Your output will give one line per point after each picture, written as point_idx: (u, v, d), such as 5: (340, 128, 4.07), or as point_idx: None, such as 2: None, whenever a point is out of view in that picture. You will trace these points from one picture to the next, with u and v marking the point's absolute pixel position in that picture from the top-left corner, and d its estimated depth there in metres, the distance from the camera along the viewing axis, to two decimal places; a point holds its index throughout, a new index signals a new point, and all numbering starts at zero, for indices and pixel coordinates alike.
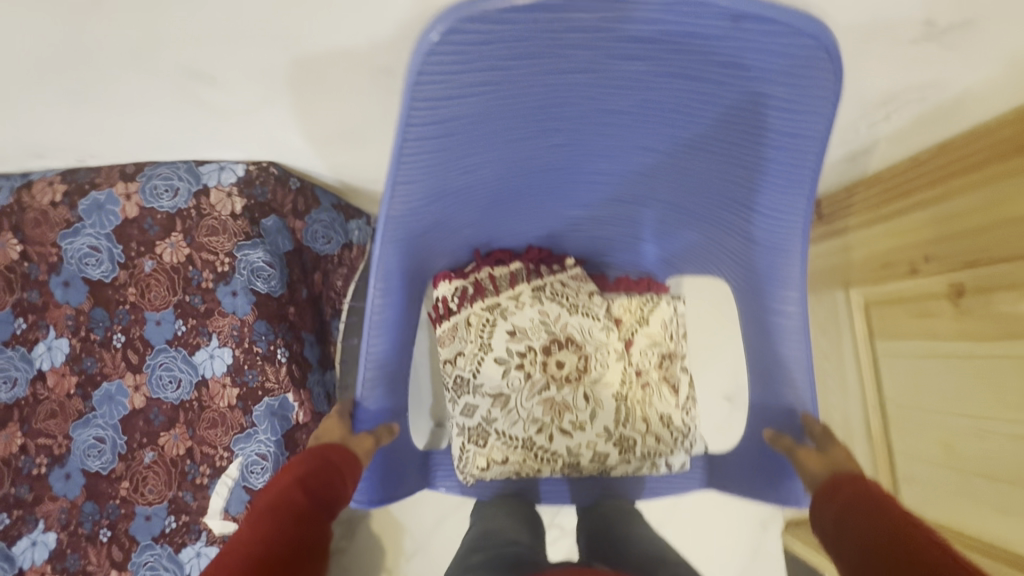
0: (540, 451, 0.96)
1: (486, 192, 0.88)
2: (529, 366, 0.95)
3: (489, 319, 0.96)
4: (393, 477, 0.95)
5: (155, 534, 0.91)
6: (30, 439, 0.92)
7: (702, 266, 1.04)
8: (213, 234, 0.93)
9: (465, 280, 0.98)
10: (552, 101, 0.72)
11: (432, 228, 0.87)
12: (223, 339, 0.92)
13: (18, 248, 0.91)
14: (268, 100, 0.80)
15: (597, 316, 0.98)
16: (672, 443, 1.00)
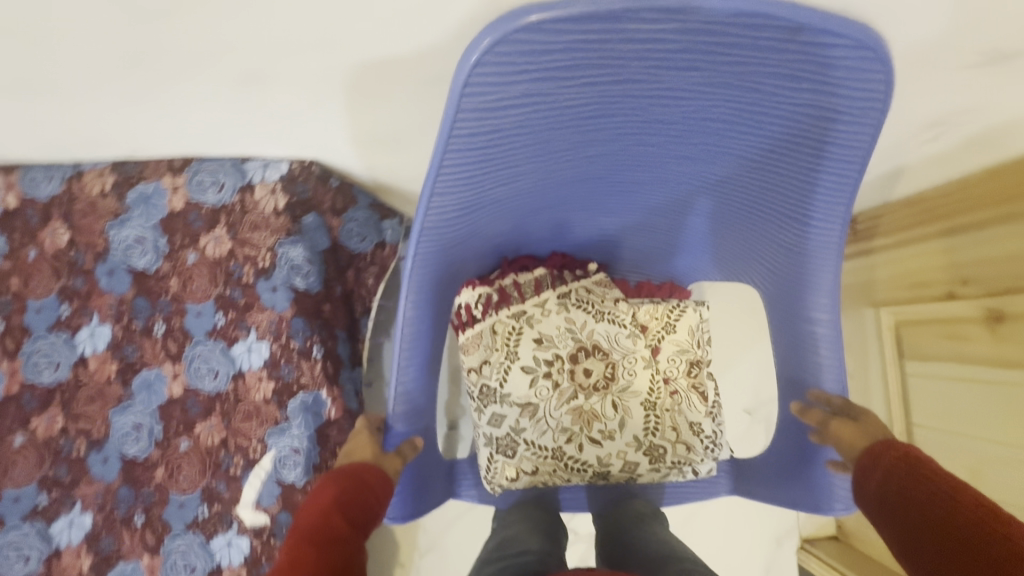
0: (570, 461, 0.96)
1: (520, 203, 0.86)
2: (557, 374, 0.95)
3: (515, 327, 0.96)
4: (422, 487, 0.94)
5: (188, 521, 0.92)
6: (70, 422, 0.94)
7: (728, 272, 1.05)
8: (256, 229, 0.94)
9: (489, 287, 0.97)
10: (598, 113, 0.71)
11: (467, 239, 0.87)
12: (261, 333, 0.94)
13: (67, 235, 0.94)
14: (320, 100, 0.81)
15: (623, 323, 0.99)
16: (703, 452, 1.00)
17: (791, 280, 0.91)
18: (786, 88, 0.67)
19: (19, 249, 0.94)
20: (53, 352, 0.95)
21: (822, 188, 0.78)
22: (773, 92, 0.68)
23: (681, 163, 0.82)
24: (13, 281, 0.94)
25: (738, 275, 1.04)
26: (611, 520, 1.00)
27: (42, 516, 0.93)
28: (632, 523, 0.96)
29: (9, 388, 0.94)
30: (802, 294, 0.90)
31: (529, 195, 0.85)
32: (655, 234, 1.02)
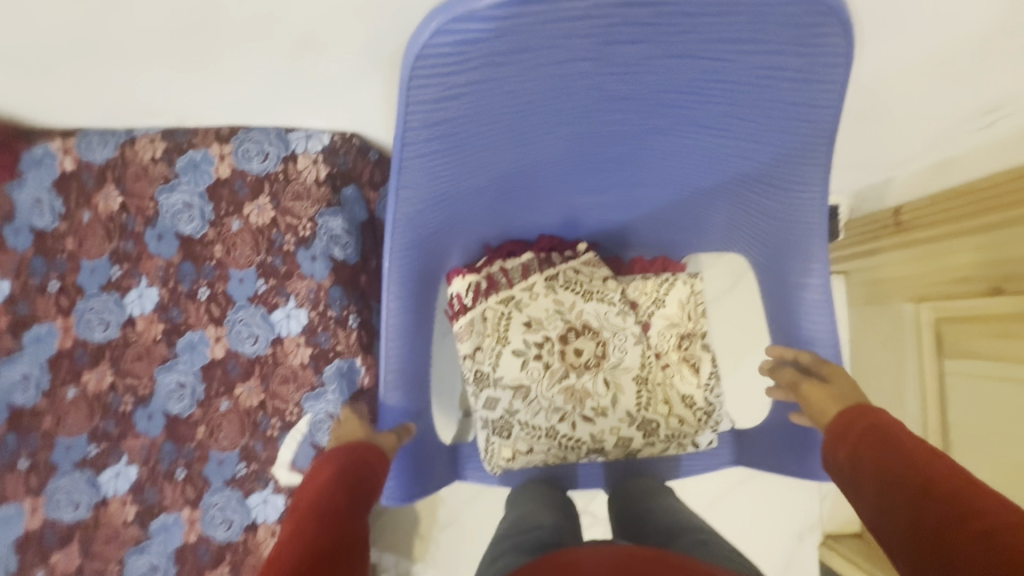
0: (564, 439, 0.97)
1: (495, 191, 0.84)
2: (547, 356, 0.96)
3: (505, 312, 0.96)
4: (422, 471, 0.92)
5: (226, 478, 0.96)
6: (119, 377, 0.99)
7: (714, 244, 1.04)
8: (298, 198, 0.97)
9: (477, 275, 0.97)
10: (564, 91, 0.69)
11: (447, 231, 0.85)
12: (300, 300, 0.96)
13: (119, 199, 0.98)
14: (366, 73, 0.83)
15: (612, 301, 1.00)
16: (697, 423, 1.01)
17: (776, 250, 0.93)
18: (792, 69, 0.68)
19: (75, 212, 0.98)
20: (104, 310, 0.99)
21: (801, 158, 0.80)
22: (794, 71, 0.69)
23: (652, 136, 0.81)
24: (69, 241, 0.99)
25: (725, 246, 1.03)
26: (620, 495, 1.00)
27: (92, 465, 0.97)
28: (643, 496, 0.96)
29: (63, 343, 0.99)
30: (790, 265, 0.92)
31: (506, 181, 0.83)
32: (660, 221, 1.02)
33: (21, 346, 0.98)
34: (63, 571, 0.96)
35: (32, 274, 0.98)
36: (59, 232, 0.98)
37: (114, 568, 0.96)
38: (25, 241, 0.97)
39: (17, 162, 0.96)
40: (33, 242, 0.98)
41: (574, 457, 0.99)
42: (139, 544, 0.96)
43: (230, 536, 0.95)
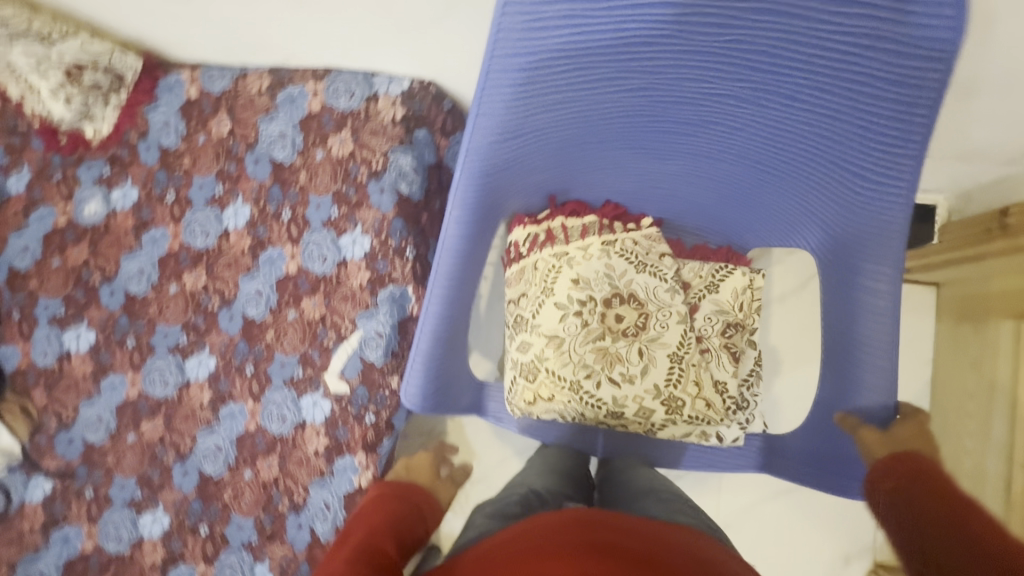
0: (586, 396, 0.96)
1: (560, 143, 0.85)
2: (587, 315, 0.97)
3: (555, 265, 0.99)
4: (446, 391, 0.96)
5: (285, 379, 1.07)
6: (210, 281, 1.13)
7: (780, 233, 0.97)
8: (375, 135, 1.06)
9: (538, 227, 1.01)
10: (640, 38, 0.68)
11: (510, 177, 0.87)
12: (366, 228, 1.05)
13: (230, 126, 1.12)
14: (445, 16, 0.91)
15: (664, 277, 0.99)
16: (723, 414, 0.97)
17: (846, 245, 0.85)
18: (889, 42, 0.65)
19: (193, 135, 1.14)
20: (207, 222, 1.14)
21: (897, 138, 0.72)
22: (886, 44, 0.65)
23: (730, 103, 0.77)
24: (186, 160, 1.15)
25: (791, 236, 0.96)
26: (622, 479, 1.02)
27: (182, 352, 1.13)
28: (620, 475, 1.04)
29: (171, 246, 1.16)
30: (866, 260, 0.83)
31: (574, 133, 0.84)
32: (728, 194, 0.96)
33: (141, 244, 1.17)
34: (148, 439, 1.12)
35: (155, 185, 1.17)
36: (179, 151, 1.16)
37: (187, 444, 1.10)
38: (152, 157, 1.16)
39: (153, 88, 1.14)
40: (158, 158, 1.16)
41: (592, 419, 0.99)
42: (209, 426, 1.10)
43: (282, 430, 1.05)
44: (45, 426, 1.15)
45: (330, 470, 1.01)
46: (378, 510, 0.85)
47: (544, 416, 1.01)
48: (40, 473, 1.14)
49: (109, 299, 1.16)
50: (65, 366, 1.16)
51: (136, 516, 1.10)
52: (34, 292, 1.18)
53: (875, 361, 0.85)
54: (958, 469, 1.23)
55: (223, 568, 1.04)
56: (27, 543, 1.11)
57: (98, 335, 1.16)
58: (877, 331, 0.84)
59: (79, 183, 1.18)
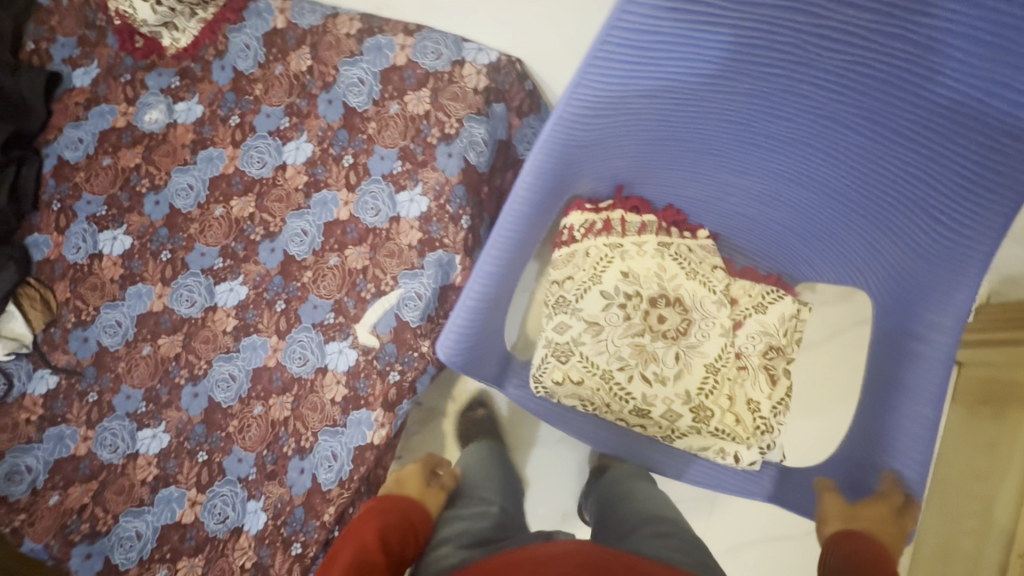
0: (615, 387, 0.95)
1: (647, 131, 0.85)
2: (630, 308, 0.97)
3: (608, 255, 1.01)
4: (478, 352, 0.95)
5: (315, 321, 1.05)
6: (258, 211, 1.12)
7: (842, 276, 0.96)
8: (453, 100, 1.04)
9: (597, 215, 1.01)
10: (758, 43, 0.69)
11: (590, 154, 0.87)
12: (426, 189, 1.04)
13: (309, 62, 1.11)
14: None
15: (713, 289, 0.98)
16: (751, 433, 0.94)
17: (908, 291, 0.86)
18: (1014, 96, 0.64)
19: (271, 64, 1.14)
20: (266, 151, 1.14)
21: (992, 183, 0.71)
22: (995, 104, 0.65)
23: (825, 123, 0.78)
24: (258, 88, 1.15)
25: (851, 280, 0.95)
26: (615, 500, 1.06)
27: (215, 275, 1.11)
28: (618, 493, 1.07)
29: (225, 168, 1.15)
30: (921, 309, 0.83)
31: (663, 122, 0.84)
32: (798, 222, 0.95)
33: (195, 161, 1.16)
34: (164, 354, 1.10)
35: (221, 105, 1.16)
36: (252, 77, 1.15)
37: (203, 367, 1.08)
38: (226, 77, 1.16)
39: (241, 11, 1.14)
40: (230, 80, 1.16)
41: (616, 414, 0.97)
42: (228, 353, 1.08)
43: (301, 372, 1.03)
44: (62, 319, 1.14)
45: (343, 421, 0.98)
46: (372, 520, 0.87)
47: (566, 401, 0.99)
48: (48, 366, 1.13)
49: (152, 209, 1.15)
50: (94, 265, 1.15)
51: (135, 429, 1.08)
52: (79, 185, 1.17)
53: (913, 413, 0.83)
54: (952, 547, 1.21)
55: (214, 499, 1.01)
56: (21, 435, 1.09)
57: (133, 241, 1.14)
58: (922, 386, 0.83)
59: (145, 88, 1.19)
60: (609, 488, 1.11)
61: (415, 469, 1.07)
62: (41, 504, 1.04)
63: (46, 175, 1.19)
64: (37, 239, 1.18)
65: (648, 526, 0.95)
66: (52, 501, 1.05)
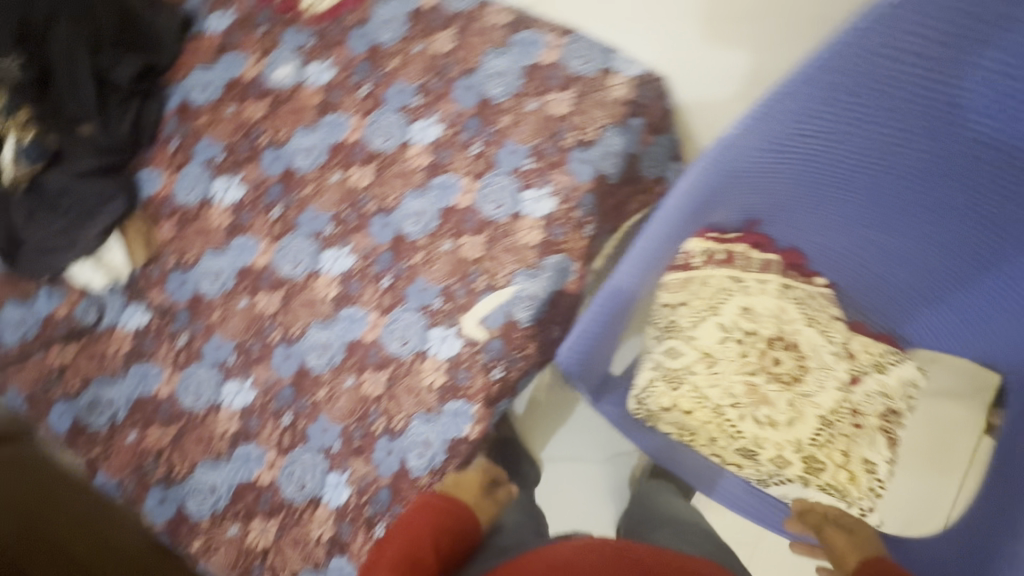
0: (723, 424, 0.93)
1: (789, 186, 0.86)
2: (747, 346, 0.96)
3: (728, 288, 1.00)
4: (591, 361, 0.94)
5: (421, 304, 1.04)
6: (376, 184, 1.11)
7: (897, 307, 1.00)
8: (596, 106, 1.03)
9: (721, 246, 1.00)
10: (897, 109, 0.71)
11: (729, 201, 0.88)
12: (555, 190, 1.02)
13: (452, 45, 1.11)
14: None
15: (832, 340, 0.97)
16: (862, 494, 0.91)
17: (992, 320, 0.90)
18: None
19: (411, 41, 1.14)
20: (392, 126, 1.13)
21: None
22: None
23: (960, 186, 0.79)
24: (394, 62, 1.14)
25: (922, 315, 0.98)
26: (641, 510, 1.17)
27: (323, 241, 1.11)
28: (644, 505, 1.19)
29: (348, 136, 1.14)
30: None
31: (803, 178, 0.85)
32: (884, 266, 0.98)
33: (319, 124, 1.15)
34: (260, 311, 1.10)
35: (353, 74, 1.16)
36: (390, 51, 1.15)
37: (298, 330, 1.08)
38: (362, 47, 1.16)
39: None
40: (367, 50, 1.16)
41: (716, 451, 0.95)
42: (326, 320, 1.07)
43: (400, 352, 1.02)
44: (162, 259, 1.14)
45: (439, 410, 0.97)
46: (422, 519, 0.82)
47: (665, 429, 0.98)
48: (143, 302, 1.13)
49: (270, 164, 1.15)
50: (204, 210, 1.15)
51: (221, 381, 1.07)
52: (201, 130, 1.18)
53: None
54: None
55: (292, 465, 1.00)
56: (106, 367, 1.08)
57: (247, 193, 1.15)
58: None
59: (280, 45, 1.20)
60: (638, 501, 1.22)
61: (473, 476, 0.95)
62: (118, 441, 1.04)
63: (168, 113, 1.19)
64: (147, 174, 1.18)
65: (677, 532, 1.03)
66: (129, 439, 1.04)
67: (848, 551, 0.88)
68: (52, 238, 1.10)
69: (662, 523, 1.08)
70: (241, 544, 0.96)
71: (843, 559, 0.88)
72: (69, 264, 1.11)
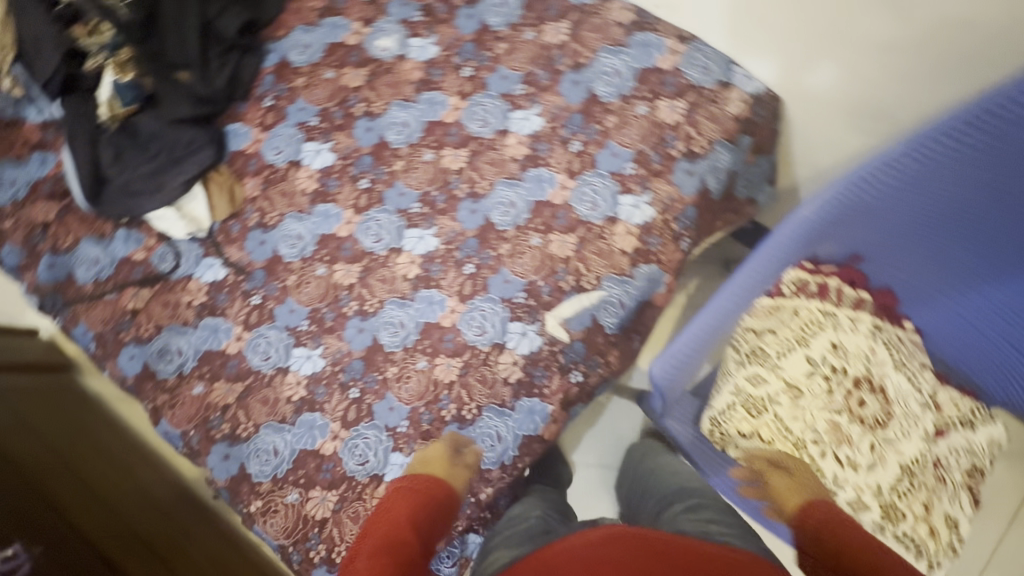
0: (804, 460, 0.91)
1: (892, 228, 0.91)
2: (834, 383, 0.94)
3: (820, 321, 0.98)
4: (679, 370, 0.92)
5: (504, 296, 1.02)
6: (468, 168, 1.10)
7: (991, 370, 0.99)
8: (709, 118, 1.01)
9: (814, 276, 1.00)
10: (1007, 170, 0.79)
11: (834, 236, 0.91)
12: (654, 199, 1.01)
13: (564, 38, 1.09)
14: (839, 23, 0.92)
15: (920, 388, 0.95)
16: (939, 549, 0.89)
17: None
18: None
19: (523, 28, 1.11)
20: (491, 112, 1.11)
21: None
22: None
23: None
24: (501, 47, 1.12)
25: (1002, 355, 0.96)
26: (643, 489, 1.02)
27: (408, 219, 1.09)
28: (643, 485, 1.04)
29: (445, 116, 1.12)
30: None
31: (908, 224, 0.90)
32: (981, 329, 0.97)
33: (417, 100, 1.13)
34: (337, 281, 1.08)
35: (457, 53, 1.14)
36: (498, 36, 1.12)
37: (374, 305, 1.06)
38: (470, 27, 1.14)
39: None
40: (475, 32, 1.14)
41: None
42: (403, 299, 1.06)
43: (476, 342, 1.01)
44: (244, 215, 1.13)
45: (512, 404, 0.96)
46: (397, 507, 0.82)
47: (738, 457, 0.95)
48: (220, 257, 1.11)
49: (361, 134, 1.13)
50: (289, 171, 1.13)
51: (291, 345, 1.06)
52: (296, 90, 1.15)
53: None
54: None
55: (356, 439, 0.99)
56: (179, 315, 1.07)
57: (336, 161, 1.12)
58: None
59: (385, 15, 1.18)
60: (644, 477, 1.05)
61: (442, 450, 0.92)
62: (185, 391, 1.03)
63: (264, 70, 1.17)
64: (236, 128, 1.16)
65: (694, 514, 0.83)
66: (196, 390, 1.03)
67: (789, 494, 0.86)
68: (139, 180, 1.10)
69: (671, 502, 0.91)
70: (300, 511, 0.95)
71: (784, 498, 0.86)
72: (151, 209, 1.10)
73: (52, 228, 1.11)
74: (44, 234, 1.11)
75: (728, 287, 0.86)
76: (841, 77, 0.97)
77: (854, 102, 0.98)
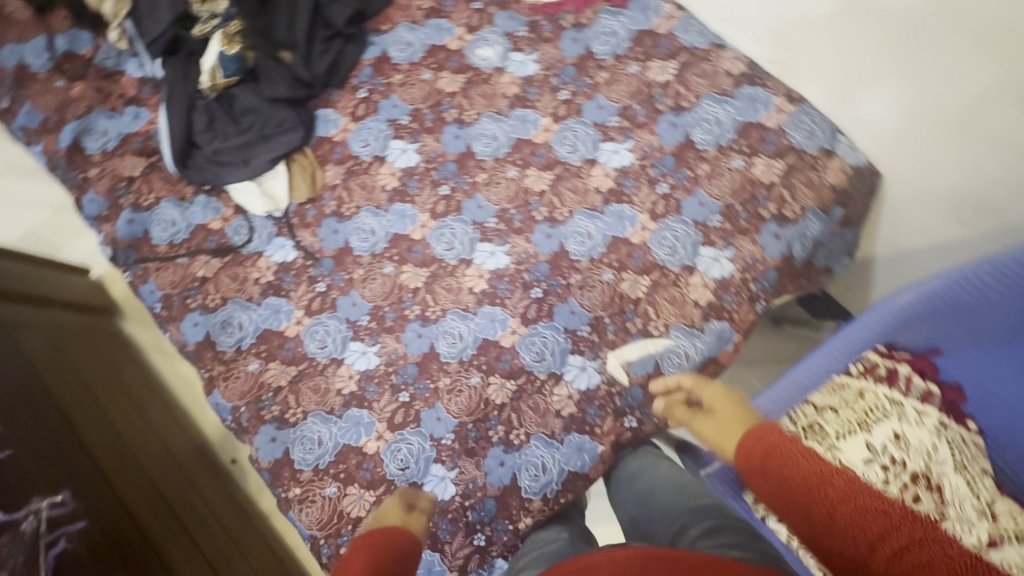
0: None
1: (986, 331, 0.87)
2: (888, 475, 0.88)
3: (884, 408, 0.94)
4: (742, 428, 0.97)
5: (567, 327, 1.02)
6: (550, 192, 1.09)
7: None
8: (805, 183, 0.99)
9: (885, 360, 1.00)
10: None
11: (918, 330, 0.91)
12: (736, 256, 0.99)
13: (669, 79, 1.08)
14: (945, 108, 0.89)
15: (981, 496, 0.85)
16: None
17: None
18: None
19: (628, 60, 1.11)
20: (582, 139, 1.10)
21: None
22: None
23: None
24: (602, 76, 1.11)
25: None
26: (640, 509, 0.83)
27: (483, 232, 1.09)
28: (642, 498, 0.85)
29: (535, 136, 1.12)
30: None
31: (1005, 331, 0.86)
32: None
33: (509, 115, 1.13)
34: (403, 282, 1.09)
35: (557, 75, 1.13)
36: (601, 64, 1.12)
37: (436, 313, 1.06)
38: (574, 51, 1.13)
39: None
40: (578, 56, 1.13)
41: None
42: (465, 312, 1.06)
43: (533, 368, 1.01)
44: (321, 201, 1.13)
45: (561, 437, 0.96)
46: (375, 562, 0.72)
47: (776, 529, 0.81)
48: (292, 238, 1.12)
49: (449, 140, 1.13)
50: (372, 165, 1.13)
51: (349, 338, 1.07)
52: (392, 86, 1.16)
53: None
54: None
55: (399, 443, 0.99)
56: (245, 290, 1.08)
57: (420, 162, 1.13)
58: None
59: (491, 24, 1.17)
60: (638, 493, 0.86)
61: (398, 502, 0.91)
62: (241, 366, 1.04)
63: (363, 61, 1.17)
64: (326, 115, 1.16)
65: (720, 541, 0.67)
66: (251, 367, 1.04)
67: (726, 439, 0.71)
68: (227, 151, 1.11)
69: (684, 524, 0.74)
70: (336, 505, 0.95)
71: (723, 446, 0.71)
72: (233, 181, 1.12)
73: (137, 184, 1.13)
74: (128, 189, 1.13)
75: (806, 362, 0.95)
76: (950, 166, 0.93)
77: (958, 192, 0.94)
